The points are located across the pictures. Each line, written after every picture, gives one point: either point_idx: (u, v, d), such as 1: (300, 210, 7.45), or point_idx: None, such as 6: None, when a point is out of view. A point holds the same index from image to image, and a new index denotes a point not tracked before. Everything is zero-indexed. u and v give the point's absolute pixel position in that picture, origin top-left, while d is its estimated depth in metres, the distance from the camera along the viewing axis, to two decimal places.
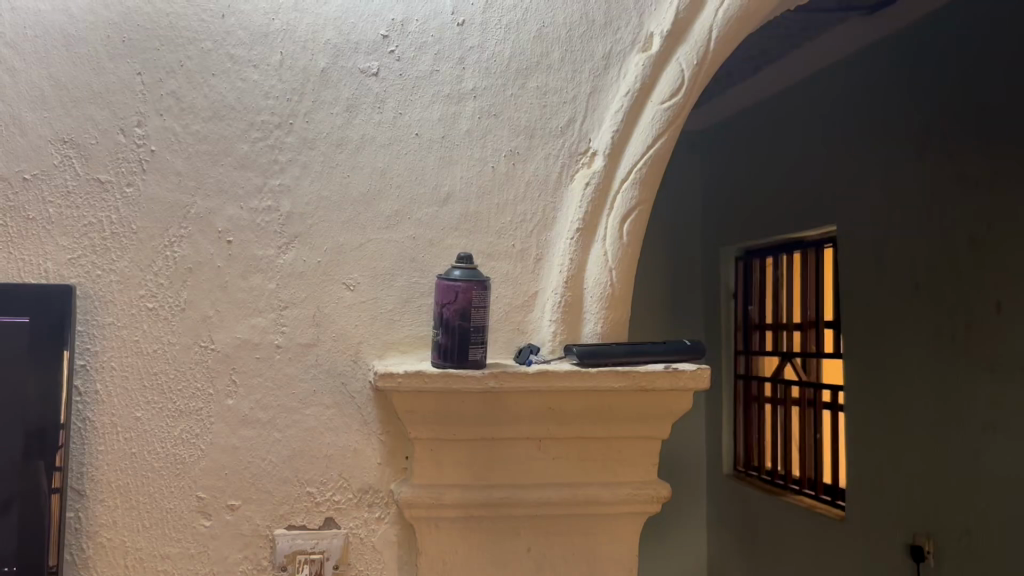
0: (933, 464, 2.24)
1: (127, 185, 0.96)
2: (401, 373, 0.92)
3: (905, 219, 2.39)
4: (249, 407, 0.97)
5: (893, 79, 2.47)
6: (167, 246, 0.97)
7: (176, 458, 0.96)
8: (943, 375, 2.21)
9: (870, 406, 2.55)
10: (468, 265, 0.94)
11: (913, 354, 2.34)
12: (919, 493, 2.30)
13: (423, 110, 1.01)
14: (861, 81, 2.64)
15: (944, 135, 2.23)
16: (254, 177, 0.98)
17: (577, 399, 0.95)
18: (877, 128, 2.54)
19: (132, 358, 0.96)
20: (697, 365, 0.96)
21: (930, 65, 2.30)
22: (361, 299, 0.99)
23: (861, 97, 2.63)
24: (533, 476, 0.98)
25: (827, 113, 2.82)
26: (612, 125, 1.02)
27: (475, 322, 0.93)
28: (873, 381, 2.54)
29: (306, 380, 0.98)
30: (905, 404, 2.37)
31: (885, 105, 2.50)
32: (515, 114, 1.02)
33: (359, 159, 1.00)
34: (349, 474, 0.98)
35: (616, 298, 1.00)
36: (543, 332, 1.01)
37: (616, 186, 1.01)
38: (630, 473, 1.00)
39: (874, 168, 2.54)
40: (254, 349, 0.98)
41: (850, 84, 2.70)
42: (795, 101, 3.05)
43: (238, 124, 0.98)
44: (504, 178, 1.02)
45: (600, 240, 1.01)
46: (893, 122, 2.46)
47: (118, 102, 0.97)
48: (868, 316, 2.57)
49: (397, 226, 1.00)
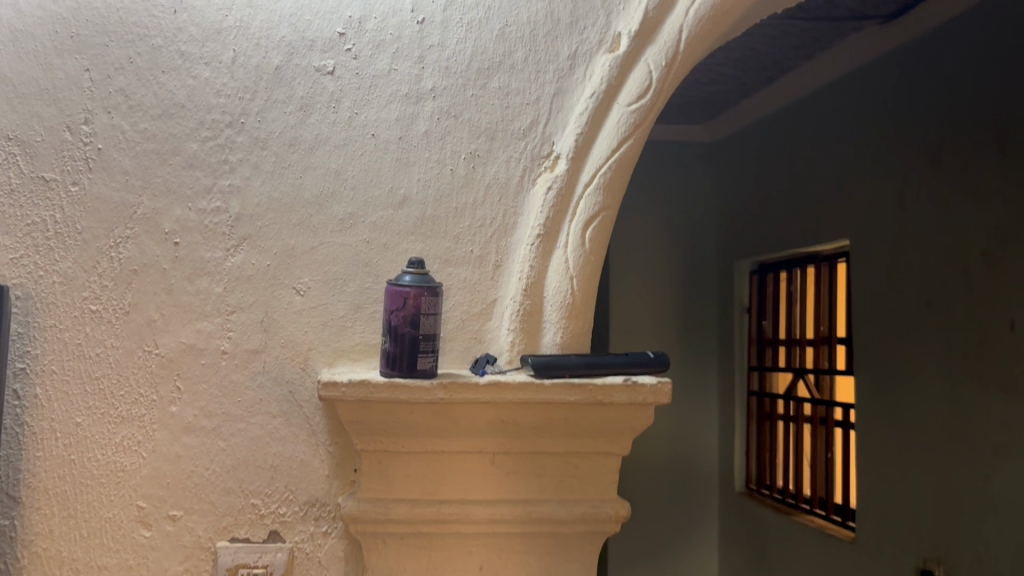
0: (945, 486, 2.17)
1: (73, 184, 0.94)
2: (346, 382, 0.89)
3: (917, 234, 2.33)
4: (194, 414, 0.94)
5: (905, 91, 2.41)
6: (113, 247, 0.94)
7: (117, 466, 0.93)
8: (952, 394, 2.15)
9: (882, 425, 2.47)
10: (417, 269, 0.91)
11: (925, 372, 2.27)
12: (931, 515, 2.22)
13: (380, 109, 0.98)
14: (873, 93, 2.58)
15: (957, 149, 2.17)
16: (203, 177, 0.96)
17: (530, 412, 0.91)
18: (890, 141, 2.47)
19: (73, 362, 0.94)
20: (659, 379, 0.92)
21: (943, 77, 2.24)
22: (311, 304, 0.96)
23: (873, 109, 2.57)
24: (487, 492, 0.94)
25: (840, 126, 2.76)
26: (576, 127, 0.98)
27: (425, 330, 0.89)
28: (882, 399, 2.47)
29: (253, 387, 0.95)
30: (914, 422, 2.31)
31: (898, 118, 2.44)
32: (476, 115, 0.99)
33: (313, 160, 0.97)
34: (295, 486, 0.95)
35: (575, 308, 0.96)
36: (500, 342, 0.97)
37: (580, 192, 0.97)
38: (589, 490, 0.96)
39: (888, 180, 2.47)
40: (199, 355, 0.95)
41: (863, 96, 2.64)
42: (807, 113, 2.99)
43: (188, 123, 0.96)
44: (463, 182, 0.98)
45: (562, 246, 0.97)
46: (905, 134, 2.40)
47: (65, 98, 0.95)
48: (880, 332, 2.49)
49: (350, 230, 0.97)
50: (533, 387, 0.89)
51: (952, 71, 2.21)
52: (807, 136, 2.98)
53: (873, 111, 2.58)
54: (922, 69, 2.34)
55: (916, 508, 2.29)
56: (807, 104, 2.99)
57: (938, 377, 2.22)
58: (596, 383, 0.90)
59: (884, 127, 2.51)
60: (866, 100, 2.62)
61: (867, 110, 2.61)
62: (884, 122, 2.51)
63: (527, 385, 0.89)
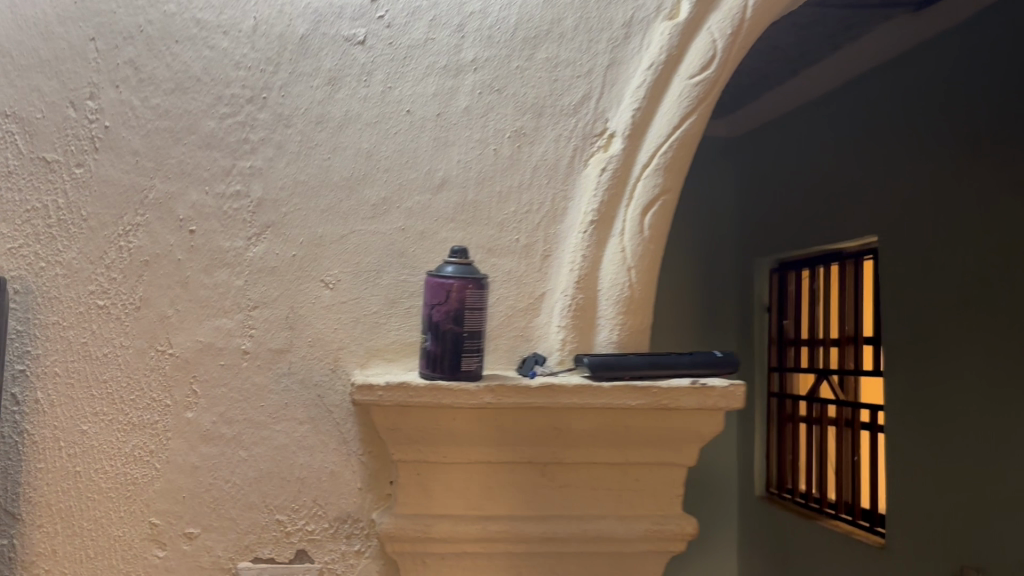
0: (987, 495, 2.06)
1: (77, 166, 0.85)
2: (383, 386, 0.80)
3: (955, 231, 2.22)
4: (212, 421, 0.85)
5: (942, 82, 2.31)
6: (122, 235, 0.85)
7: (127, 478, 0.84)
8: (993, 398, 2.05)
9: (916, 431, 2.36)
10: (461, 260, 0.82)
11: (968, 376, 2.15)
12: (971, 527, 2.11)
13: (416, 83, 0.89)
14: (908, 84, 2.47)
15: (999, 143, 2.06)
16: (221, 158, 0.86)
17: (588, 419, 0.82)
18: (926, 135, 2.37)
19: (78, 363, 0.84)
20: (730, 381, 0.82)
21: (986, 67, 2.14)
22: (341, 299, 0.87)
23: (907, 101, 2.47)
24: (537, 507, 0.85)
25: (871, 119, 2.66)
26: (632, 102, 0.89)
27: (470, 327, 0.80)
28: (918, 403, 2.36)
29: (277, 391, 0.86)
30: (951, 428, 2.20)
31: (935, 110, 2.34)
32: (522, 89, 0.89)
33: (342, 139, 0.87)
34: (324, 500, 0.85)
35: (634, 303, 0.87)
36: (550, 340, 0.88)
37: (637, 175, 0.88)
38: (649, 505, 0.86)
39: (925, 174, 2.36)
40: (218, 355, 0.85)
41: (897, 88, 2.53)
42: (835, 106, 2.89)
43: (204, 99, 0.86)
44: (507, 163, 0.89)
45: (618, 233, 0.87)
46: (943, 127, 2.29)
47: (68, 71, 0.86)
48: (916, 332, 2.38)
49: (383, 217, 0.87)
50: (590, 391, 0.80)
51: (994, 61, 2.10)
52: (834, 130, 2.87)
53: (906, 103, 2.47)
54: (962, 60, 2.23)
55: (953, 517, 2.18)
56: (835, 97, 2.89)
57: (978, 381, 2.11)
58: (661, 387, 0.81)
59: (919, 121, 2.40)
60: (900, 91, 2.51)
61: (900, 102, 2.50)
62: (920, 115, 2.40)
63: (585, 389, 0.80)
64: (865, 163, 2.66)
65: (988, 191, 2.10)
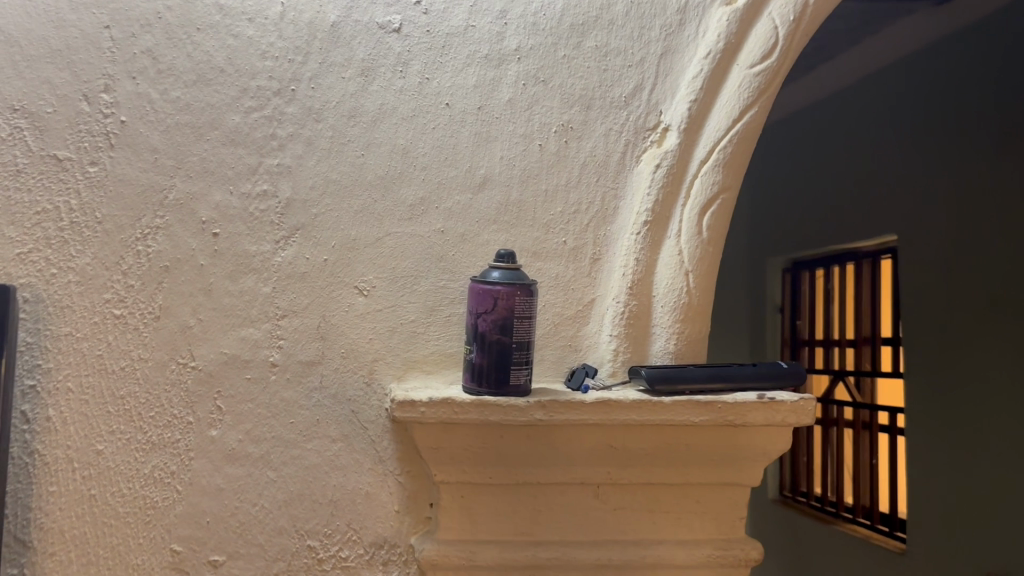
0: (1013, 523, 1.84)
1: (90, 164, 0.78)
2: (426, 401, 0.73)
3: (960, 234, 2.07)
4: (238, 439, 0.79)
5: (946, 76, 2.16)
6: (140, 239, 0.79)
7: (147, 502, 0.78)
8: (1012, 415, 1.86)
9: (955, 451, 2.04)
10: (507, 264, 0.75)
11: (998, 388, 1.91)
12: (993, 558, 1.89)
13: (455, 74, 0.82)
14: (908, 79, 2.33)
15: (1008, 143, 1.91)
16: (247, 155, 0.80)
17: (645, 435, 0.76)
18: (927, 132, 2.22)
19: (93, 378, 0.78)
20: (799, 395, 0.76)
21: (993, 62, 1.99)
22: (376, 307, 0.80)
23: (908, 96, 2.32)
24: (589, 531, 0.79)
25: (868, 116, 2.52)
26: (689, 93, 0.83)
27: (518, 337, 0.74)
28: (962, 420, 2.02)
29: (308, 407, 0.79)
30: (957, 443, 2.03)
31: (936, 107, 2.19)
32: (568, 80, 0.83)
33: (377, 135, 0.81)
34: (359, 524, 0.80)
35: (692, 310, 0.80)
36: (600, 350, 0.81)
37: (693, 172, 0.82)
38: (709, 528, 0.81)
39: (945, 173, 2.13)
40: (244, 368, 0.79)
41: (894, 82, 2.40)
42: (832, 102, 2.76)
43: (228, 91, 0.80)
44: (553, 159, 0.82)
45: (674, 235, 0.81)
46: (945, 124, 2.15)
47: (81, 61, 0.79)
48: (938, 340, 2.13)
49: (420, 217, 0.81)
50: (651, 404, 0.74)
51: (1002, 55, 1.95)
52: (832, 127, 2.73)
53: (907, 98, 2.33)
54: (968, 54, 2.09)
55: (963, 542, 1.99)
56: (829, 93, 2.75)
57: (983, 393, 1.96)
58: (726, 401, 0.75)
59: (920, 117, 2.25)
60: (899, 86, 2.37)
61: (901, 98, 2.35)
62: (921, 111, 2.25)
63: (645, 402, 0.74)
64: (863, 161, 2.52)
65: (997, 193, 1.95)
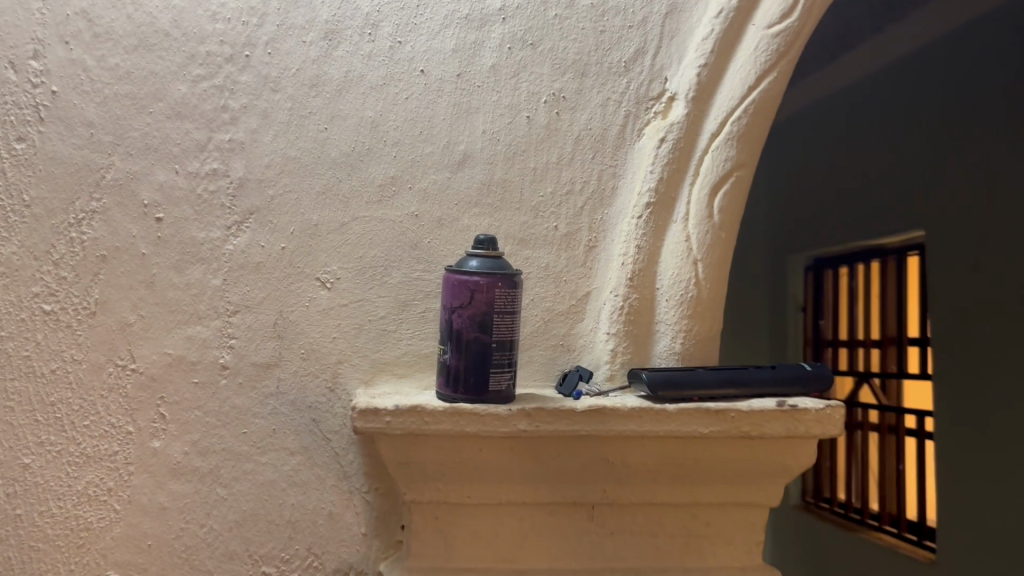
0: None
1: (17, 140, 0.69)
2: (392, 409, 0.64)
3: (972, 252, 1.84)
4: (183, 452, 0.70)
5: (947, 76, 1.94)
6: (72, 224, 0.69)
7: (80, 523, 0.68)
8: None
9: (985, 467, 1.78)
10: (487, 252, 0.65)
11: None
12: None
13: (431, 37, 0.73)
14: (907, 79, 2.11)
15: None
16: (195, 130, 0.71)
17: (646, 449, 0.66)
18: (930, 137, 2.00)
19: (19, 383, 0.68)
20: (824, 402, 0.66)
21: None
22: (340, 301, 0.71)
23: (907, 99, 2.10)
24: (582, 558, 0.69)
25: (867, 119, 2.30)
26: (698, 57, 0.73)
27: (499, 336, 0.64)
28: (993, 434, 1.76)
29: (263, 415, 0.70)
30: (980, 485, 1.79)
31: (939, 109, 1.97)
32: (559, 42, 0.73)
33: (342, 106, 0.71)
34: (320, 549, 0.70)
35: (701, 305, 0.70)
36: (596, 351, 0.72)
37: (702, 148, 0.72)
38: (722, 555, 0.71)
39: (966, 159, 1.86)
40: (190, 371, 0.70)
41: (892, 83, 2.18)
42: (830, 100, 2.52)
43: (174, 58, 0.71)
44: (542, 133, 0.72)
45: (681, 219, 0.71)
46: (949, 129, 1.92)
47: (7, 23, 0.69)
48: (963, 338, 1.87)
49: (391, 200, 0.71)
50: (653, 412, 0.64)
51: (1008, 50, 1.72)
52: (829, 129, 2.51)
53: (907, 100, 2.10)
54: (970, 52, 1.86)
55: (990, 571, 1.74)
56: (823, 94, 2.53)
57: (1006, 431, 1.72)
58: (740, 408, 0.65)
59: (922, 121, 2.03)
60: (898, 85, 2.15)
61: (899, 100, 2.13)
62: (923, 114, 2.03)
63: (647, 409, 0.64)
64: (866, 167, 2.29)
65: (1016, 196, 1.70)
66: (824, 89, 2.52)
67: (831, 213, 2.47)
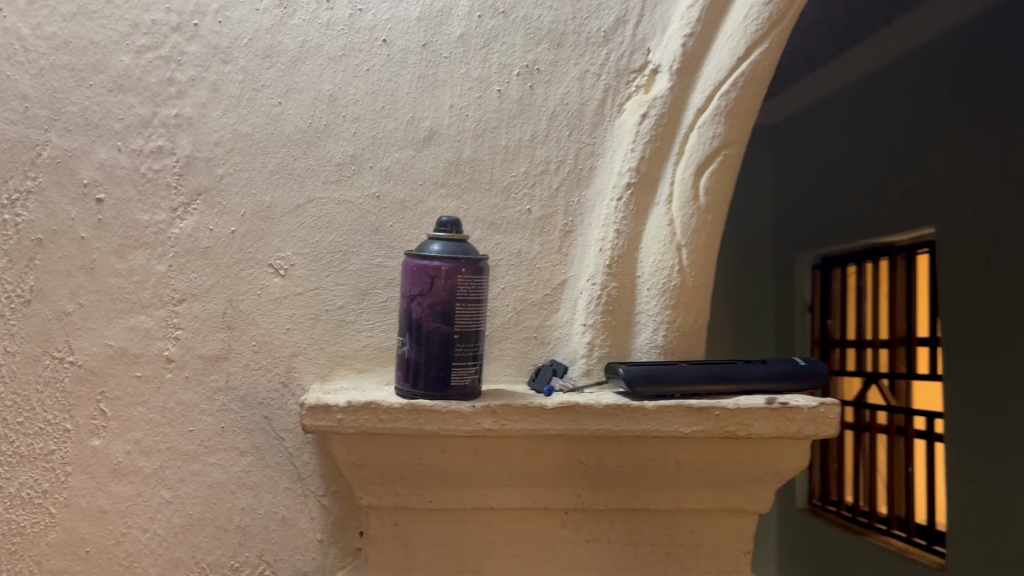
0: None
1: None
2: (343, 406, 0.58)
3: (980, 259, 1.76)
4: (125, 452, 0.64)
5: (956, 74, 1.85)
6: (6, 205, 0.64)
7: (13, 526, 0.64)
8: None
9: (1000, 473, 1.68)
10: (450, 235, 0.60)
11: None
12: None
13: (393, 4, 0.67)
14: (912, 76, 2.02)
15: None
16: (139, 105, 0.65)
17: (623, 451, 0.61)
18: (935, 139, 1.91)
19: None
20: (818, 400, 0.60)
21: None
22: (296, 289, 0.65)
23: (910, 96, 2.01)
24: (555, 569, 0.64)
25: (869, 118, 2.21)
26: (683, 26, 0.67)
27: (462, 326, 0.59)
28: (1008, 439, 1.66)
29: (212, 412, 0.65)
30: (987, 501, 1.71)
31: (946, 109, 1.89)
32: (532, 10, 0.68)
33: (297, 78, 0.66)
34: (273, 557, 0.65)
35: (685, 294, 0.65)
36: (571, 344, 0.66)
37: (688, 124, 0.66)
38: (708, 566, 0.65)
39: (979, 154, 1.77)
40: (133, 364, 0.65)
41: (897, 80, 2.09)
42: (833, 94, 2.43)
43: (116, 26, 0.66)
44: (514, 109, 0.67)
45: (664, 201, 0.66)
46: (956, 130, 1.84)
47: None
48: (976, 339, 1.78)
49: (351, 180, 0.66)
50: (630, 410, 0.59)
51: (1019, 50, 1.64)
52: (830, 129, 2.42)
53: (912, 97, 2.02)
54: (979, 50, 1.78)
55: None
56: (823, 91, 2.45)
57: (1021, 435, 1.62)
58: (726, 406, 0.59)
59: (927, 121, 1.95)
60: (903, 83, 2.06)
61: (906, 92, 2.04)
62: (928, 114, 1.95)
63: (624, 407, 0.59)
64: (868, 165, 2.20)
65: None
66: (825, 86, 2.43)
67: (832, 215, 2.39)
